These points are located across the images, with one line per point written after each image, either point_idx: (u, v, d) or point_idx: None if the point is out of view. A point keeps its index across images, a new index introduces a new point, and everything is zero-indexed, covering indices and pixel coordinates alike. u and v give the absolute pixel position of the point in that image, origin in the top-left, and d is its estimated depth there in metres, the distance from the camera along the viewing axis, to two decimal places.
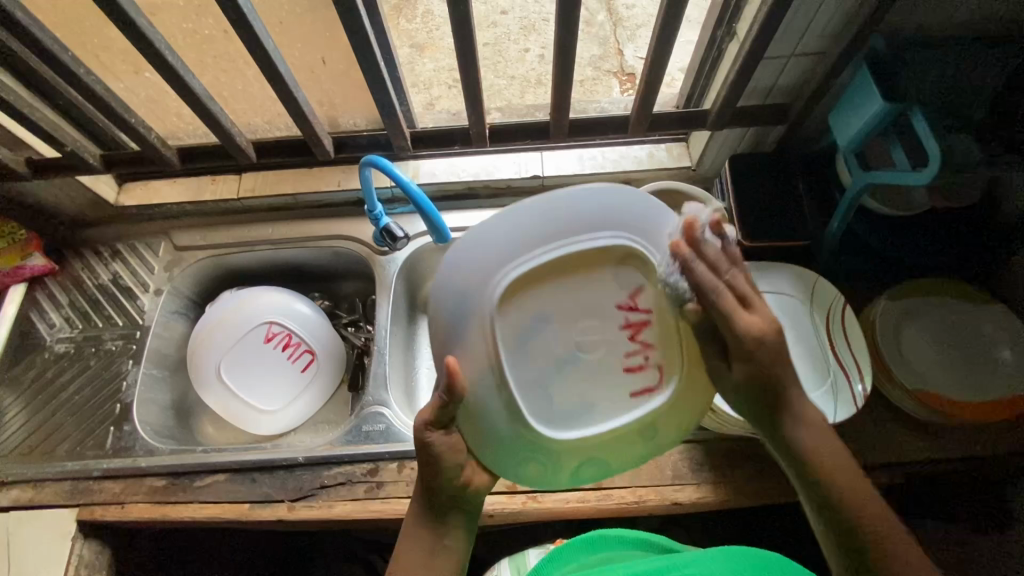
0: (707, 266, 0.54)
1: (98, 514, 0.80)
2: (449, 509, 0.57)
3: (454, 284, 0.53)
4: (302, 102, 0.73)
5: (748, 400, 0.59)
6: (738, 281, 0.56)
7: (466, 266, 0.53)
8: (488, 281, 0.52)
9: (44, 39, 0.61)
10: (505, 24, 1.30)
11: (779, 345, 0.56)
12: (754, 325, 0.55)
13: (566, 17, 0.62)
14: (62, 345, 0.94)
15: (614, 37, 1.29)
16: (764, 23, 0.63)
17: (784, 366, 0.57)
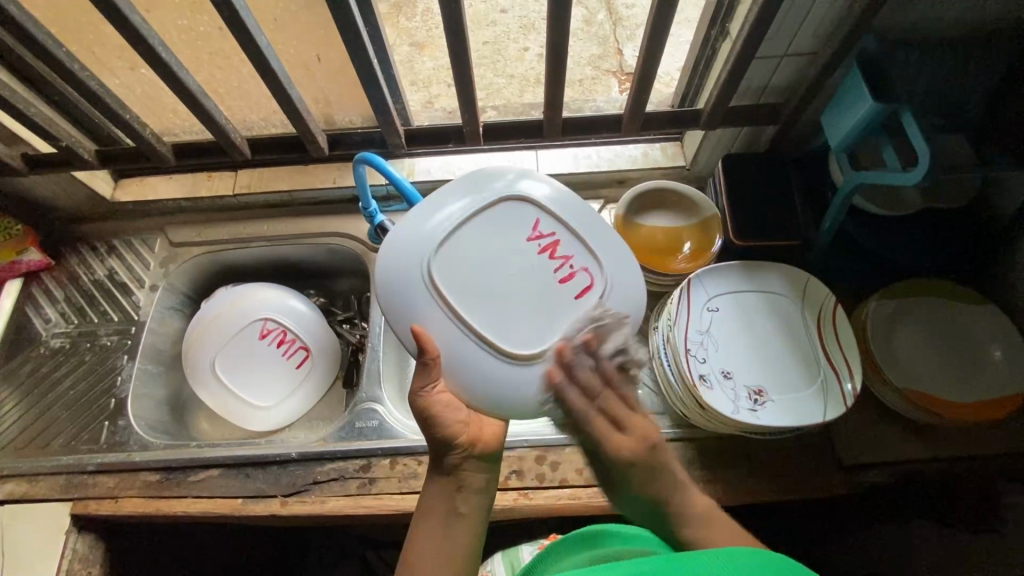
0: (579, 395, 0.59)
1: (92, 508, 0.80)
2: (460, 470, 0.58)
3: (388, 281, 0.61)
4: (297, 100, 0.73)
5: (636, 506, 0.58)
6: (607, 403, 0.59)
7: (391, 263, 0.61)
8: (418, 247, 0.60)
9: (39, 34, 0.62)
10: (504, 23, 1.31)
11: (652, 461, 0.58)
12: (625, 446, 0.58)
13: (559, 17, 0.62)
14: (57, 340, 0.95)
15: (613, 36, 1.29)
16: (756, 23, 0.64)
17: (664, 469, 0.57)
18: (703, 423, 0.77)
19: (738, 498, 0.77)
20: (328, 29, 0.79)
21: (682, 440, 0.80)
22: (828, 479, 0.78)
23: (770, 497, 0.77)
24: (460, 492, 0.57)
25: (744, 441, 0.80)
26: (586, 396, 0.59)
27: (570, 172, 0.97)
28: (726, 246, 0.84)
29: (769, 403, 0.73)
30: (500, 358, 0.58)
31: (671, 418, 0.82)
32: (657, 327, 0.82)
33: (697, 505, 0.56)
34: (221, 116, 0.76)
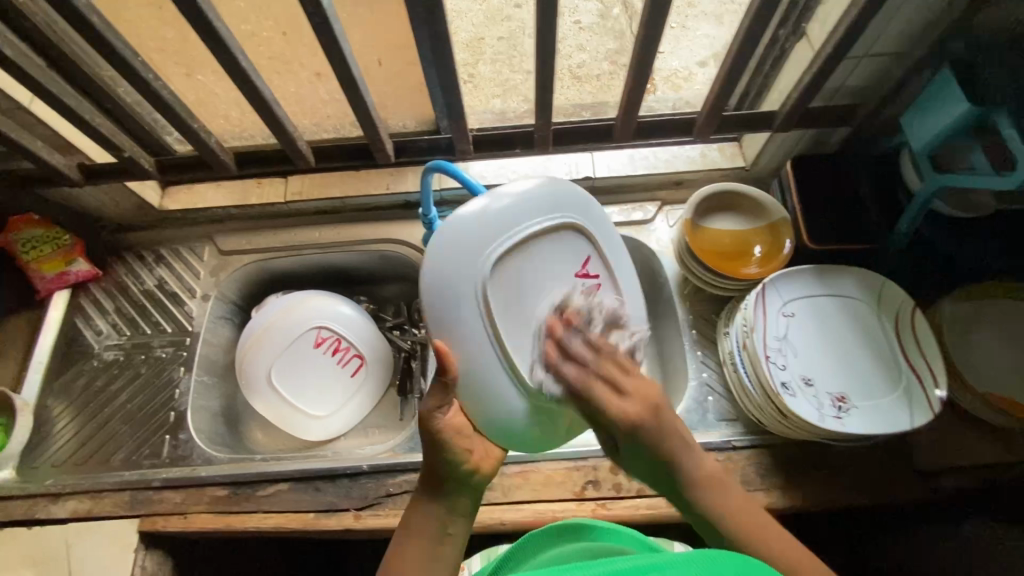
0: (574, 366, 0.60)
1: (160, 525, 0.79)
2: (452, 485, 0.56)
3: (445, 265, 0.57)
4: (371, 107, 0.72)
5: (639, 463, 0.60)
6: (608, 368, 0.59)
7: (454, 247, 0.57)
8: (481, 250, 0.58)
9: (118, 44, 0.60)
10: (519, 18, 1.27)
11: (655, 424, 0.58)
12: (629, 409, 0.58)
13: (654, 20, 0.60)
14: (110, 353, 0.93)
15: (629, 31, 1.25)
16: (852, 24, 0.62)
17: (670, 434, 0.58)
18: (780, 430, 0.76)
19: (818, 505, 0.77)
20: (396, 32, 0.78)
21: (757, 446, 0.80)
22: (906, 485, 0.77)
23: (849, 503, 0.77)
24: (447, 512, 0.55)
25: (820, 446, 0.80)
26: (581, 363, 0.59)
27: (628, 174, 0.95)
28: (798, 249, 0.83)
29: (853, 409, 0.72)
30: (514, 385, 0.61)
31: (744, 425, 0.82)
32: (728, 332, 0.81)
33: (704, 468, 0.58)
34: (291, 124, 0.74)
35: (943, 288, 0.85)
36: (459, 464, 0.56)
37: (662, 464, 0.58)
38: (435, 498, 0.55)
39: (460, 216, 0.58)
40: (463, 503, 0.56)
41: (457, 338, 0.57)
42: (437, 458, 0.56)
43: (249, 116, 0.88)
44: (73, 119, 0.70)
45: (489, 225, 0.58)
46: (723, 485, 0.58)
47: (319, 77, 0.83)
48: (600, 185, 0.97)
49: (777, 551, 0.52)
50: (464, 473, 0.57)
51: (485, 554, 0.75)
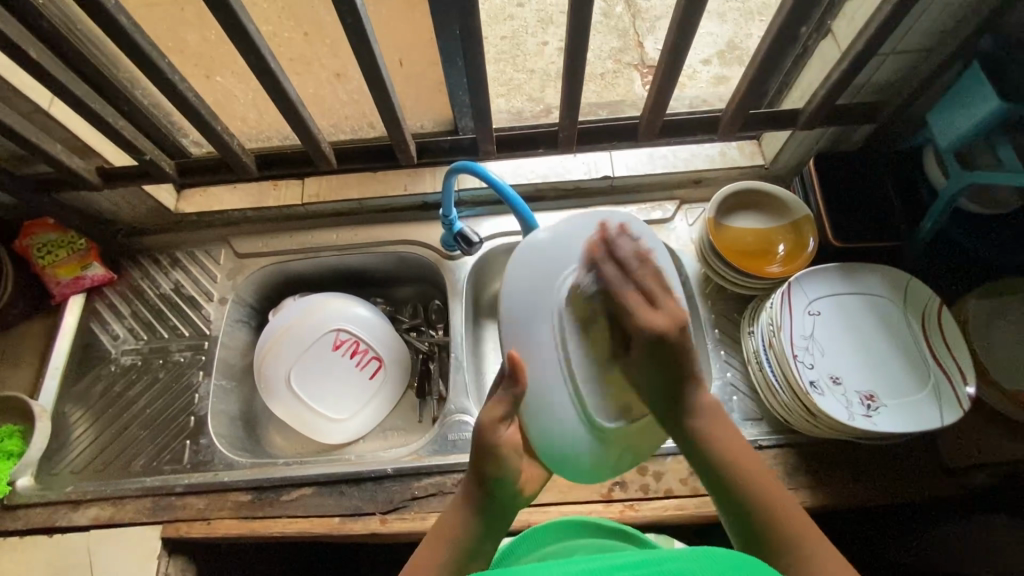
0: (616, 267, 0.63)
1: (183, 531, 0.78)
2: (498, 505, 0.56)
3: (521, 288, 0.63)
4: (396, 107, 0.71)
5: (657, 382, 0.60)
6: (648, 282, 0.62)
7: (525, 273, 0.64)
8: (547, 277, 0.64)
9: (145, 45, 0.59)
10: (521, 18, 1.26)
11: (682, 342, 0.59)
12: (658, 322, 0.59)
13: (688, 19, 0.60)
14: (128, 357, 0.92)
15: (633, 29, 1.24)
16: (884, 22, 0.62)
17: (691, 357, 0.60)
18: (809, 428, 0.76)
19: (846, 504, 0.77)
20: (418, 31, 0.77)
21: (784, 445, 0.80)
22: (934, 482, 0.77)
23: (878, 501, 0.77)
24: (488, 532, 0.55)
25: (847, 445, 0.79)
26: (624, 272, 0.63)
27: (647, 173, 0.95)
28: (822, 247, 0.83)
29: (882, 408, 0.72)
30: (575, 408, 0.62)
31: (770, 425, 0.81)
32: (753, 330, 0.81)
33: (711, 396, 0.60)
34: (314, 125, 0.73)
35: (966, 285, 0.85)
36: (510, 484, 0.56)
37: (677, 388, 0.59)
38: (477, 507, 0.55)
39: (526, 250, 0.66)
40: (502, 519, 0.57)
41: (530, 355, 0.61)
42: (490, 475, 0.55)
43: (267, 117, 0.88)
44: (94, 121, 0.69)
45: (552, 257, 0.65)
46: (725, 422, 0.59)
47: (339, 78, 0.82)
48: (619, 184, 0.97)
49: (770, 492, 0.53)
50: (511, 490, 0.56)
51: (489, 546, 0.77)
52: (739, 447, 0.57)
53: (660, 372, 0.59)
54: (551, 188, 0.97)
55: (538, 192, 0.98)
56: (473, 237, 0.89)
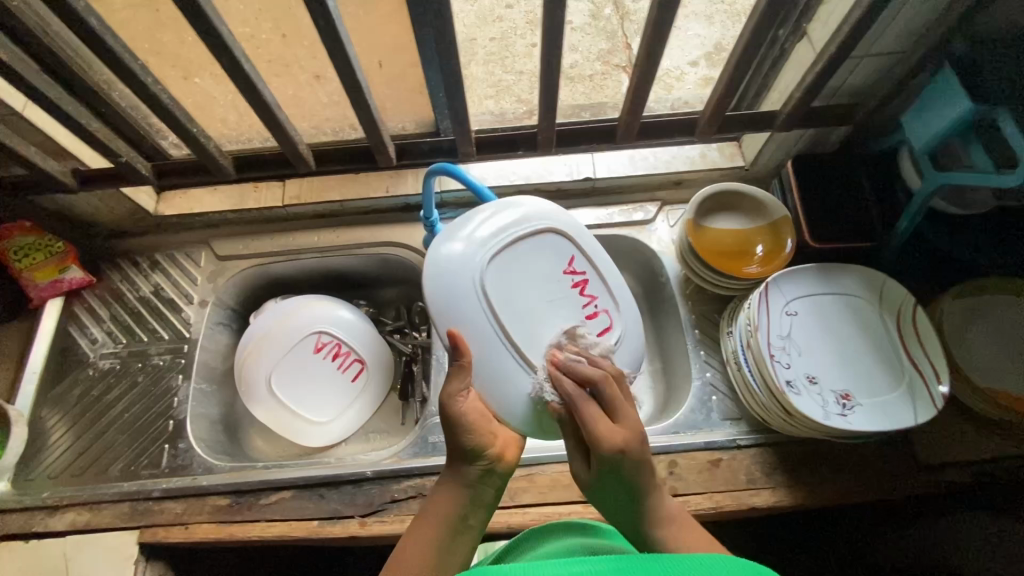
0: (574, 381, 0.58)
1: (161, 536, 0.77)
2: (472, 471, 0.55)
3: (443, 273, 0.63)
4: (374, 110, 0.71)
5: (608, 498, 0.55)
6: (607, 388, 0.56)
7: (446, 259, 0.63)
8: (470, 255, 0.63)
9: (117, 48, 0.59)
10: (509, 19, 1.26)
11: (639, 456, 0.53)
12: (616, 435, 0.52)
13: (662, 23, 0.60)
14: (106, 361, 0.91)
15: (622, 31, 1.25)
16: (856, 25, 0.63)
17: (645, 469, 0.53)
18: (786, 428, 0.76)
19: (824, 502, 0.77)
20: (397, 33, 0.77)
21: (762, 444, 0.80)
22: (909, 480, 0.78)
23: (854, 499, 0.77)
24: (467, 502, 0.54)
25: (824, 444, 0.80)
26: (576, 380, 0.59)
27: (628, 175, 0.95)
28: (800, 248, 0.83)
29: (858, 407, 0.72)
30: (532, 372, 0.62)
31: (749, 424, 0.82)
32: (732, 331, 0.81)
33: (674, 514, 0.54)
34: (291, 127, 0.73)
35: (942, 284, 0.86)
36: (483, 450, 0.56)
37: (634, 502, 0.53)
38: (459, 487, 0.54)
39: (448, 246, 0.64)
40: (485, 497, 0.55)
41: (466, 328, 0.61)
42: (457, 441, 0.55)
43: (247, 119, 0.87)
44: (69, 124, 0.69)
45: (475, 246, 0.64)
46: (693, 536, 0.52)
47: (318, 79, 0.82)
48: (601, 186, 0.97)
49: None
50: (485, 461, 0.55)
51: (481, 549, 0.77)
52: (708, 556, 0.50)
53: (614, 490, 0.54)
54: (533, 190, 0.97)
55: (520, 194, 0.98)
56: None
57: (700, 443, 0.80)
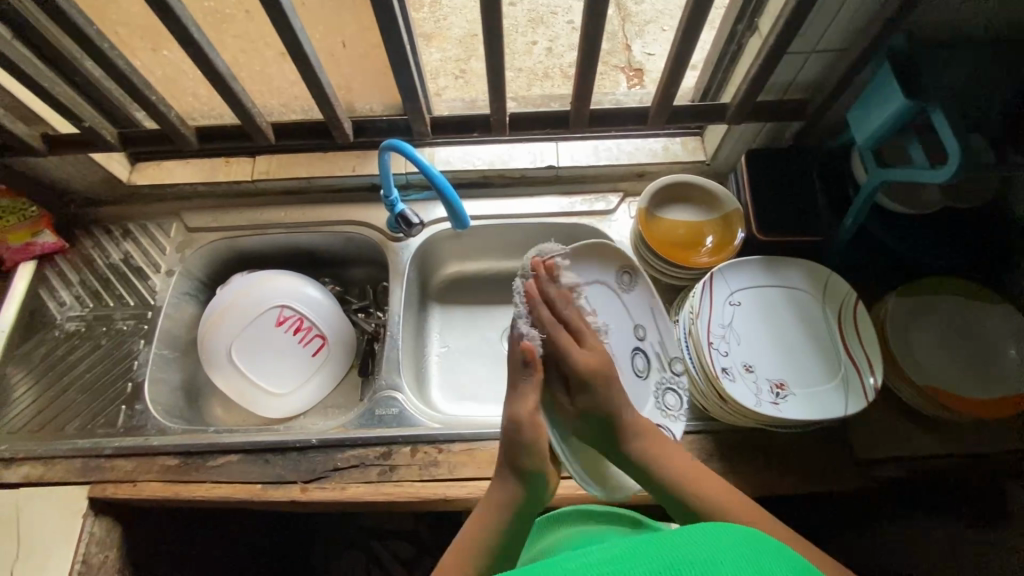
0: (550, 313, 0.71)
1: (109, 491, 0.80)
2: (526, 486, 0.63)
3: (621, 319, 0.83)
4: (325, 85, 0.74)
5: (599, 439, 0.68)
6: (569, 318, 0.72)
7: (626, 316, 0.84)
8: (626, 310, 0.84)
9: (68, 10, 0.62)
10: (512, 16, 1.29)
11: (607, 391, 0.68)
12: (590, 360, 0.69)
13: (597, 7, 0.62)
14: (72, 323, 0.94)
15: (622, 32, 1.25)
16: (791, 18, 0.64)
17: (624, 403, 0.68)
18: (723, 416, 0.77)
19: (757, 491, 0.78)
20: (357, 15, 0.79)
21: (701, 432, 0.81)
22: (843, 474, 0.79)
23: (787, 490, 0.78)
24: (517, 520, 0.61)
25: (760, 433, 0.81)
26: (555, 307, 0.72)
27: (591, 165, 0.97)
28: (749, 241, 0.84)
29: (790, 396, 0.74)
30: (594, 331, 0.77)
31: (691, 411, 0.83)
32: (677, 320, 0.82)
33: (643, 423, 0.69)
34: (247, 101, 0.76)
35: (890, 284, 0.87)
36: (541, 473, 0.63)
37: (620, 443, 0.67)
38: (508, 506, 0.62)
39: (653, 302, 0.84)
40: (531, 513, 0.63)
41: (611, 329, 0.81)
42: (520, 458, 0.63)
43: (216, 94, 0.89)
44: (32, 86, 0.72)
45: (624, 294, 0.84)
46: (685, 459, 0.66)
47: (284, 57, 0.84)
48: (564, 175, 0.99)
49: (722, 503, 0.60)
50: (532, 485, 0.63)
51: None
52: (705, 476, 0.63)
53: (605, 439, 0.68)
54: (497, 176, 0.98)
55: (485, 179, 0.99)
56: (413, 219, 0.92)
57: None
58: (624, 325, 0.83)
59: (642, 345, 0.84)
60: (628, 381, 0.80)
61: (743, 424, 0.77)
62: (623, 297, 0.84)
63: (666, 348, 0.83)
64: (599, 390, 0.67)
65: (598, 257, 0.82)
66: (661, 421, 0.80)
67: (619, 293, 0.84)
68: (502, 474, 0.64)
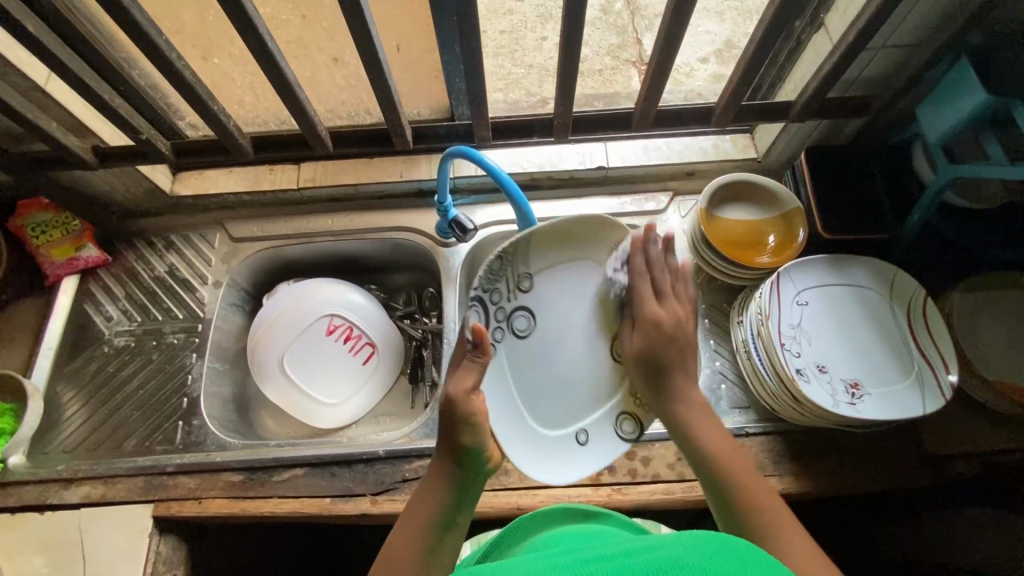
0: (646, 261, 0.67)
1: (174, 510, 0.78)
2: (470, 474, 0.57)
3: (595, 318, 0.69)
4: (392, 90, 0.73)
5: (640, 368, 0.65)
6: (662, 281, 0.67)
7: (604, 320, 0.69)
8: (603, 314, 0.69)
9: (142, 21, 0.61)
10: (521, 12, 1.27)
11: (676, 338, 0.65)
12: (660, 317, 0.65)
13: (681, 11, 0.61)
14: (121, 338, 0.93)
15: (632, 27, 1.25)
16: (874, 17, 0.63)
17: (680, 355, 0.65)
18: (793, 416, 0.77)
19: (830, 491, 0.78)
20: (415, 20, 0.78)
21: (770, 433, 0.80)
22: (914, 470, 0.78)
23: (860, 489, 0.78)
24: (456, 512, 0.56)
25: (829, 432, 0.81)
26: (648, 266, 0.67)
27: (641, 165, 0.95)
28: (812, 239, 0.83)
29: (867, 396, 0.73)
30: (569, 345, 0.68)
31: (758, 412, 0.82)
32: (742, 320, 0.81)
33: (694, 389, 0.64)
34: (310, 106, 0.75)
35: (952, 278, 0.86)
36: (482, 454, 0.57)
37: (662, 379, 0.64)
38: (445, 484, 0.56)
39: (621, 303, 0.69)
40: (472, 496, 0.58)
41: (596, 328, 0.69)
42: (457, 438, 0.56)
43: (263, 100, 0.88)
44: (92, 98, 0.71)
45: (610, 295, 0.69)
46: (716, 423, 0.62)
47: (336, 62, 0.83)
48: (613, 175, 0.97)
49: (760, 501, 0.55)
50: (471, 470, 0.57)
51: (473, 540, 0.78)
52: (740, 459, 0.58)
53: (648, 364, 0.65)
54: (546, 178, 0.97)
55: (533, 182, 0.98)
56: (468, 224, 0.88)
57: None
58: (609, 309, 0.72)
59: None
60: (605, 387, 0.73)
61: (815, 424, 0.76)
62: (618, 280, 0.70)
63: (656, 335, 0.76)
64: (670, 329, 0.65)
65: (580, 242, 0.66)
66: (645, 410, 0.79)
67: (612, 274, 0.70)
68: (443, 455, 0.57)
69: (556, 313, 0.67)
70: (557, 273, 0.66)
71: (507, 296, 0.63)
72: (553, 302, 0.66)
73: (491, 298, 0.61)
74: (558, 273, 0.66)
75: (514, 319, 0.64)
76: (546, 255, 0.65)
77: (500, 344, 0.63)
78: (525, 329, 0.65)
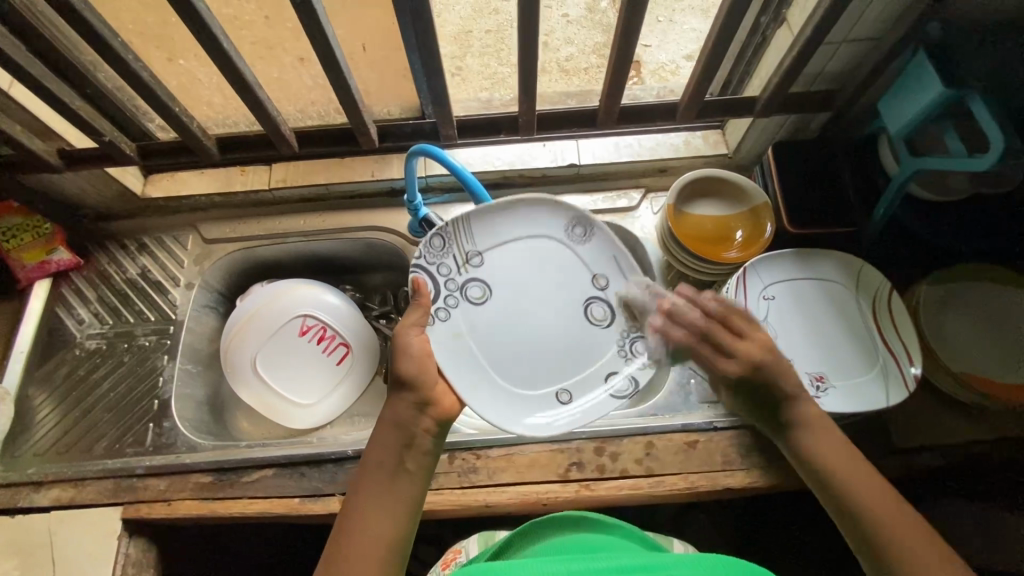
0: (686, 325, 0.74)
1: (143, 512, 0.78)
2: (414, 415, 0.62)
3: (560, 277, 0.83)
4: (354, 90, 0.73)
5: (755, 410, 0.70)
6: (715, 330, 0.72)
7: (568, 277, 0.83)
8: (567, 272, 0.84)
9: (96, 23, 0.61)
10: (506, 12, 1.27)
11: (777, 366, 0.68)
12: (748, 358, 0.69)
13: (635, 8, 0.61)
14: (93, 341, 0.93)
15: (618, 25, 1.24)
16: (828, 12, 0.64)
17: (784, 381, 0.68)
18: None
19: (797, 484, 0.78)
20: (379, 19, 0.78)
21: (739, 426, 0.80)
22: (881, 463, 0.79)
23: None
24: (408, 449, 0.60)
25: None
26: (687, 331, 0.74)
27: (612, 162, 0.96)
28: (779, 234, 0.84)
29: (831, 389, 0.73)
30: (542, 301, 0.82)
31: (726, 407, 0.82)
32: None
33: (807, 412, 0.67)
34: (272, 106, 0.75)
35: (921, 272, 0.86)
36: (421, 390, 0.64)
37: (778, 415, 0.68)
38: (392, 429, 0.61)
39: (580, 257, 0.84)
40: (423, 439, 0.62)
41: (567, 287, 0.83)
42: (400, 363, 0.65)
43: (232, 102, 0.88)
44: (51, 100, 0.71)
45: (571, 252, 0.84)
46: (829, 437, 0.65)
47: (303, 62, 0.83)
48: (585, 172, 0.98)
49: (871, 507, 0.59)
50: (418, 408, 0.63)
51: (483, 538, 0.76)
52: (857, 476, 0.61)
53: (760, 403, 0.69)
54: (518, 175, 0.97)
55: (506, 179, 0.98)
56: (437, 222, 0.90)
57: (677, 425, 0.81)
58: (576, 274, 0.83)
59: (603, 295, 0.83)
60: (583, 337, 0.82)
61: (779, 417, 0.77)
62: (578, 247, 0.84)
63: (639, 299, 0.82)
64: (766, 374, 0.68)
65: (528, 208, 0.83)
66: (622, 366, 0.81)
67: (569, 245, 0.84)
68: (390, 400, 0.63)
69: (507, 281, 0.82)
70: (507, 249, 0.83)
71: (457, 271, 0.81)
72: (505, 273, 0.83)
73: (440, 270, 0.80)
74: (505, 246, 0.83)
75: (465, 288, 0.81)
76: (491, 235, 0.82)
77: (456, 310, 0.80)
78: (478, 296, 0.81)
